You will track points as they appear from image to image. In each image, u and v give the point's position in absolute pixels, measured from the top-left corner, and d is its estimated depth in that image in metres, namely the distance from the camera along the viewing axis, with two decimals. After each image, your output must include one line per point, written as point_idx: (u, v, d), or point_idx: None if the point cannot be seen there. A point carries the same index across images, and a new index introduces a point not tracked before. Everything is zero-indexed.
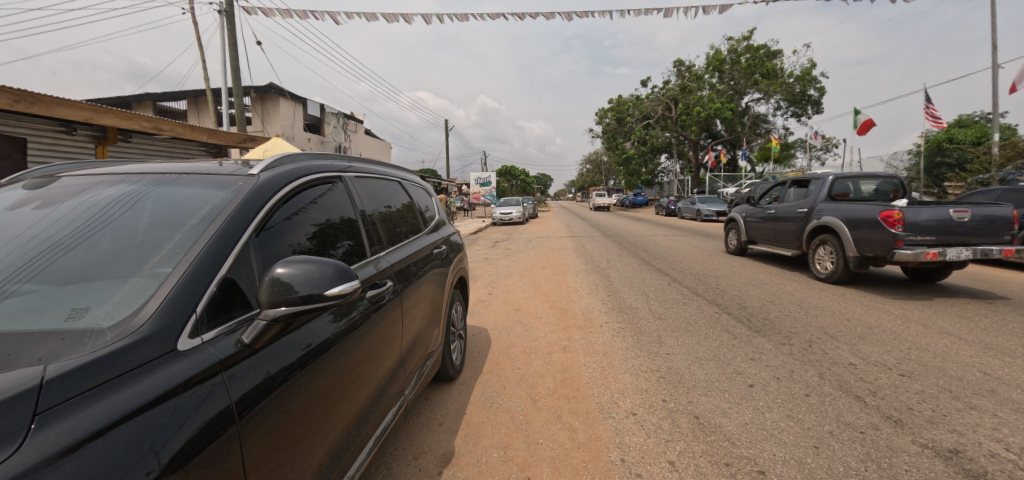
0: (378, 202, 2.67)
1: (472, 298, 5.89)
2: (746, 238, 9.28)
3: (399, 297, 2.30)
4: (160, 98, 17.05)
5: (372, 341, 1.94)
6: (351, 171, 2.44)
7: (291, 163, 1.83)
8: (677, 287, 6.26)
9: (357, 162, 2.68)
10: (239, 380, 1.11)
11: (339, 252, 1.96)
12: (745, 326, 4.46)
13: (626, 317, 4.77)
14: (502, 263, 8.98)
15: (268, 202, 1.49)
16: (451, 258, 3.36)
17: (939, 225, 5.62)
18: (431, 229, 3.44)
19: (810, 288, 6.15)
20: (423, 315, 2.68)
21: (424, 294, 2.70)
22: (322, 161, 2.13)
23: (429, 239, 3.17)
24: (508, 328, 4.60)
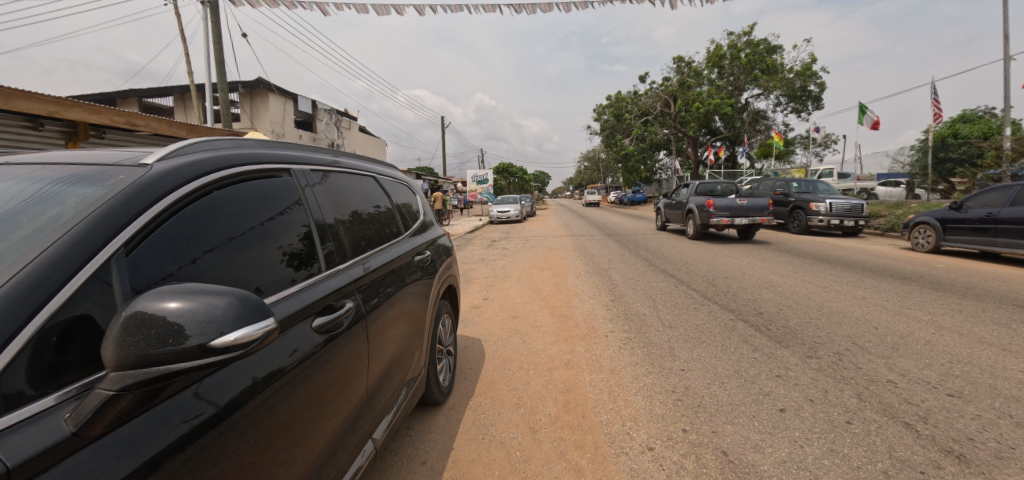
0: (364, 200, 2.39)
1: (466, 303, 5.47)
2: (665, 219, 14.44)
3: (379, 305, 1.99)
4: (146, 94, 16.49)
5: (352, 355, 1.69)
6: (333, 168, 2.21)
7: (267, 153, 1.69)
8: (685, 290, 5.86)
9: (341, 157, 2.45)
10: (218, 388, 1.01)
11: (326, 254, 1.77)
12: (765, 336, 4.06)
13: (634, 326, 4.37)
14: (499, 264, 8.55)
15: (168, 196, 1.11)
16: (439, 265, 2.96)
17: (731, 208, 11.16)
18: (420, 230, 3.09)
19: (826, 290, 5.77)
20: (409, 325, 2.35)
21: (405, 308, 2.31)
22: (299, 154, 1.94)
23: (417, 242, 2.83)
24: (505, 338, 4.18)
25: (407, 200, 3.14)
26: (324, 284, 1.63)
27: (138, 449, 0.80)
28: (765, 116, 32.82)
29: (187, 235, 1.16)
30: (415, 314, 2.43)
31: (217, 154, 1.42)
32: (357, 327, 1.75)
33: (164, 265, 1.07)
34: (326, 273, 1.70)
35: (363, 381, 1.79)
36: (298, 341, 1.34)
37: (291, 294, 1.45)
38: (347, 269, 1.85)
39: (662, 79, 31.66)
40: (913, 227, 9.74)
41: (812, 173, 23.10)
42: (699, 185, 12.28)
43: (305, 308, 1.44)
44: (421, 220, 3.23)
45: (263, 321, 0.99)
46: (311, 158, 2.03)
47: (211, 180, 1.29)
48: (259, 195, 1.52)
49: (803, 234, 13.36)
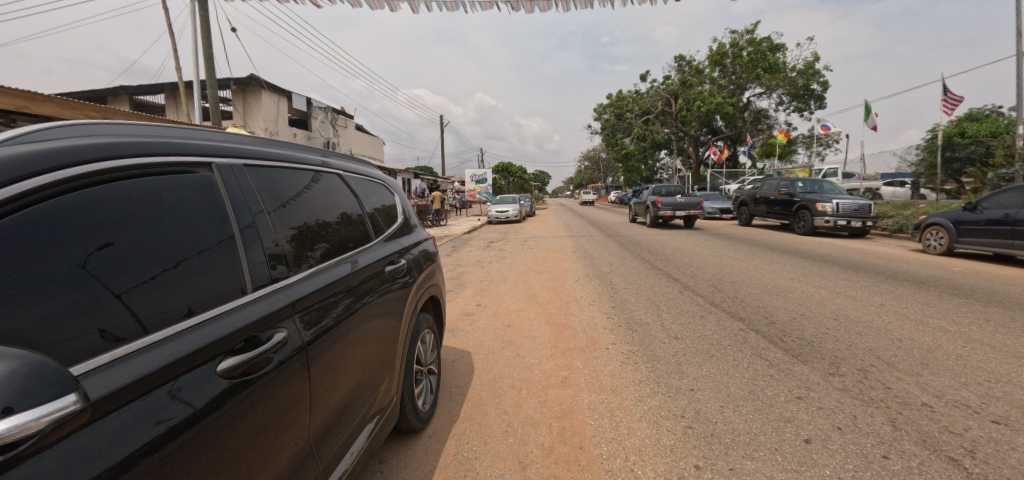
0: (343, 200, 2.30)
1: (457, 310, 5.14)
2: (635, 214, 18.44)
3: (361, 310, 1.88)
4: (136, 91, 16.13)
5: (320, 371, 1.51)
6: (318, 173, 2.19)
7: (245, 149, 1.67)
8: (690, 296, 5.52)
9: (326, 159, 2.41)
10: (194, 390, 1.00)
11: (317, 255, 1.81)
12: (780, 350, 3.72)
13: (636, 337, 4.03)
14: (495, 267, 8.18)
15: (48, 173, 0.92)
16: (416, 276, 2.60)
17: (674, 204, 15.41)
18: (399, 231, 2.89)
19: (840, 296, 5.42)
20: (378, 349, 2.01)
21: (385, 314, 2.13)
22: (278, 154, 1.90)
23: (394, 245, 2.60)
24: (497, 350, 3.85)
25: (388, 203, 2.96)
26: (291, 289, 1.51)
27: (120, 443, 0.81)
28: (767, 115, 32.49)
29: (157, 235, 1.14)
30: (388, 332, 2.12)
31: (165, 141, 1.31)
32: (325, 341, 1.57)
33: (134, 275, 1.04)
34: (286, 282, 1.52)
35: (329, 404, 1.57)
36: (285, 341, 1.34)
37: (263, 295, 1.38)
38: (329, 268, 1.82)
39: (662, 78, 31.28)
40: (925, 228, 9.35)
41: (817, 173, 22.68)
42: (656, 188, 16.28)
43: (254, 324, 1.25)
44: (397, 222, 2.91)
45: (57, 400, 0.71)
46: (291, 158, 2.00)
47: (77, 176, 0.98)
48: (242, 195, 1.48)
49: (809, 235, 12.99)
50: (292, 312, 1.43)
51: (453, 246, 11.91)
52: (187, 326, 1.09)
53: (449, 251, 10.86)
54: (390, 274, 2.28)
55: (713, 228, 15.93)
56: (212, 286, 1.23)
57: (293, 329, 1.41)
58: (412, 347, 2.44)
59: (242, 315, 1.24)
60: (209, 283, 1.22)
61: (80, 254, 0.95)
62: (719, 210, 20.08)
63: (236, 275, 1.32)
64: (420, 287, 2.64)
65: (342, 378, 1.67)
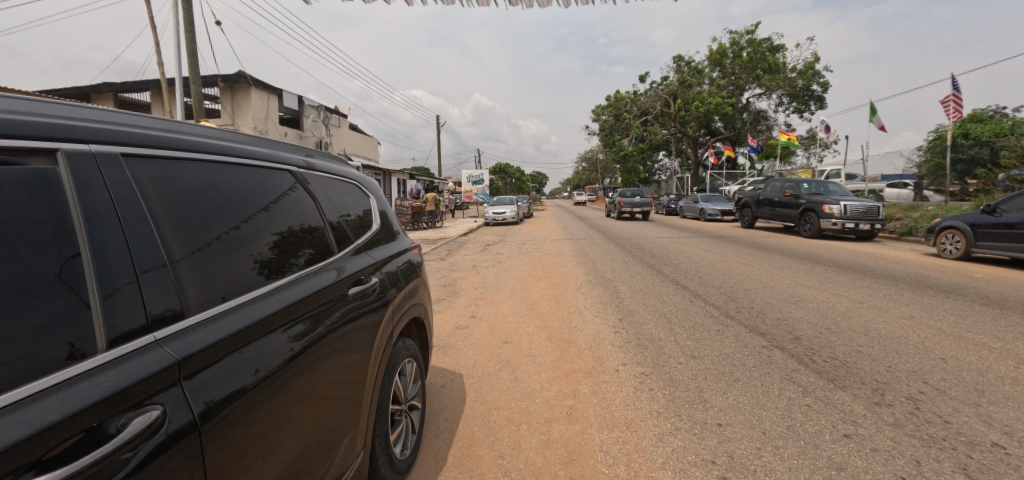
0: (321, 201, 1.97)
1: (450, 323, 4.70)
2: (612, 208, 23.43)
3: (327, 336, 1.54)
4: (120, 89, 15.54)
5: (276, 413, 1.19)
6: (306, 175, 1.95)
7: (226, 144, 1.48)
8: (703, 306, 5.08)
9: (311, 160, 2.14)
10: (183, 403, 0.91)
11: (301, 261, 1.65)
12: (814, 372, 3.29)
13: (648, 356, 3.60)
14: (491, 273, 7.70)
15: None
16: (393, 295, 2.16)
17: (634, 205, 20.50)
18: (382, 239, 2.51)
19: (865, 307, 5.00)
20: (345, 383, 1.63)
21: (368, 337, 1.83)
22: (260, 152, 1.67)
23: (375, 255, 2.24)
24: (494, 371, 3.42)
25: (370, 209, 2.56)
26: (249, 310, 1.24)
27: None
28: (767, 117, 32.20)
29: (117, 241, 0.92)
30: (357, 362, 1.73)
31: (129, 126, 1.14)
32: (285, 373, 1.26)
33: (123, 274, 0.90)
34: (241, 302, 1.24)
35: (283, 461, 1.21)
36: (232, 375, 1.06)
37: (213, 316, 1.11)
38: (300, 281, 1.55)
39: (662, 79, 30.97)
40: (939, 232, 8.98)
41: (819, 174, 22.36)
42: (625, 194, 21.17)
43: (200, 354, 0.99)
44: (373, 230, 2.41)
45: None
46: (272, 155, 1.75)
47: None
48: (201, 196, 1.25)
49: (815, 237, 12.59)
50: (181, 377, 0.93)
51: (448, 249, 11.44)
52: (108, 357, 0.83)
53: (444, 255, 10.32)
54: (353, 298, 1.79)
55: (715, 230, 15.53)
56: (154, 302, 0.95)
57: (252, 358, 1.15)
58: (387, 381, 2.00)
59: (185, 342, 0.98)
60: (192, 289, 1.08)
61: (54, 263, 0.82)
62: (720, 211, 19.73)
63: (195, 285, 1.10)
64: (405, 302, 2.29)
65: (300, 424, 1.30)
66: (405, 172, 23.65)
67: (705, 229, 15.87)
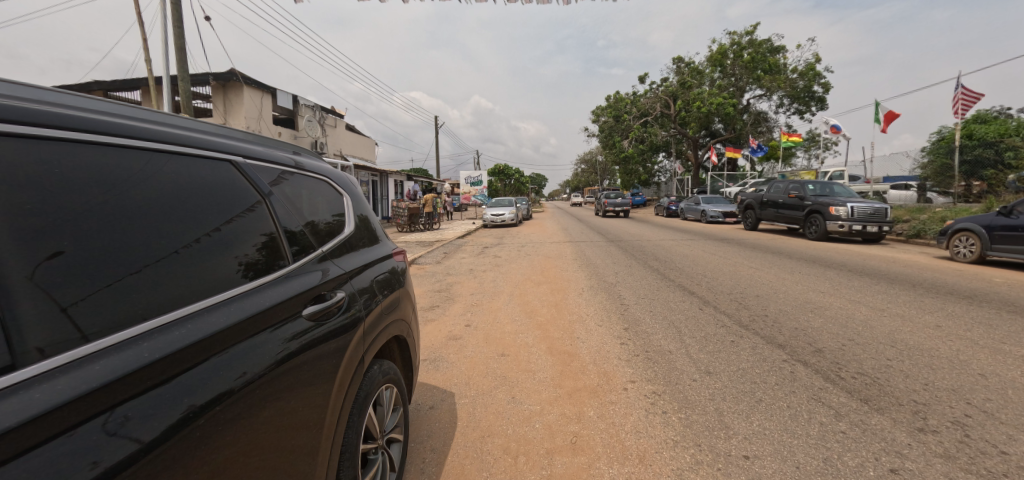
0: (282, 200, 1.70)
1: (443, 333, 4.37)
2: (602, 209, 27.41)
3: (311, 345, 1.43)
4: (110, 88, 15.16)
5: (248, 437, 1.10)
6: (268, 171, 1.71)
7: (210, 143, 1.48)
8: (713, 315, 4.76)
9: (275, 153, 1.89)
10: (147, 415, 0.89)
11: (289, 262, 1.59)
12: (843, 392, 2.96)
13: (659, 372, 3.27)
14: (489, 277, 7.38)
15: None
16: (376, 303, 1.95)
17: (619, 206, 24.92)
18: (360, 244, 2.20)
19: (886, 315, 4.68)
20: (306, 420, 1.34)
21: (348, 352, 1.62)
22: (205, 142, 1.45)
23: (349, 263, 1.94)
24: (489, 390, 3.09)
25: (349, 211, 2.27)
26: (214, 316, 1.18)
27: None
28: (768, 118, 31.75)
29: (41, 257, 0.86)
30: (315, 400, 1.39)
31: (49, 115, 1.04)
32: (234, 403, 1.09)
33: (85, 283, 0.92)
34: (180, 315, 1.10)
35: None
36: (162, 408, 0.92)
37: (134, 337, 0.97)
38: (255, 292, 1.35)
39: (662, 79, 30.74)
40: (952, 234, 8.67)
41: (822, 175, 22.08)
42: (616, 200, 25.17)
43: (107, 386, 0.84)
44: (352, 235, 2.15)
45: None
46: (221, 147, 1.52)
47: None
48: (143, 199, 1.14)
49: (821, 240, 12.28)
50: (112, 402, 0.85)
51: (444, 252, 11.07)
52: (53, 366, 0.80)
53: (440, 258, 9.98)
54: (310, 319, 1.48)
55: (718, 232, 15.20)
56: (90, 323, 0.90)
57: (210, 374, 1.06)
58: (358, 413, 1.66)
59: (96, 371, 0.85)
60: (168, 297, 1.09)
61: (30, 263, 0.84)
62: (722, 213, 19.44)
63: (134, 298, 1.01)
64: (383, 319, 1.97)
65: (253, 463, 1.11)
66: (403, 173, 23.31)
67: (708, 231, 15.52)
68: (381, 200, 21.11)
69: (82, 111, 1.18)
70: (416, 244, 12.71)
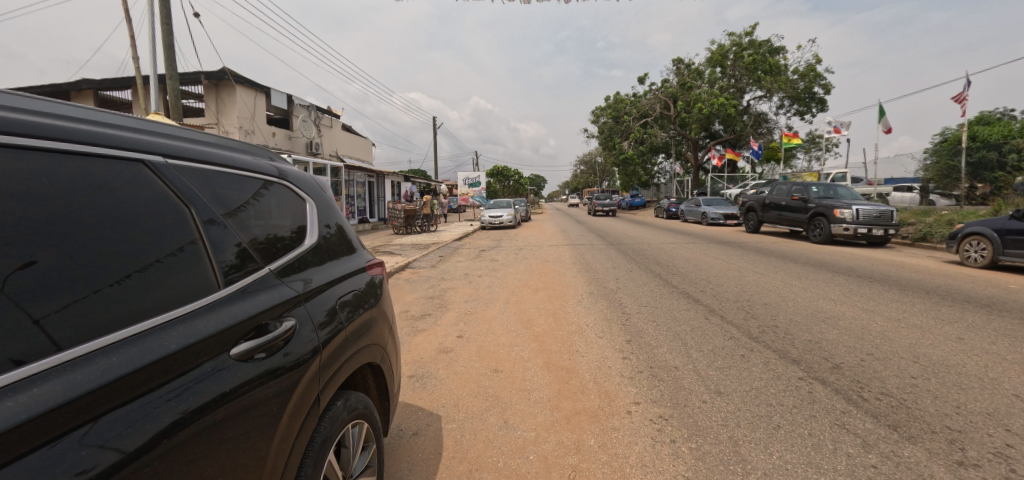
0: (221, 208, 1.36)
1: (433, 345, 4.09)
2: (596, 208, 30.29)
3: (293, 364, 1.31)
4: (100, 87, 14.82)
5: (221, 461, 1.02)
6: (204, 173, 1.36)
7: (192, 149, 1.38)
8: (720, 325, 4.48)
9: (217, 151, 1.54)
10: (126, 432, 0.82)
11: (269, 273, 1.45)
12: (869, 417, 2.69)
13: (665, 391, 3.01)
14: (485, 282, 7.12)
15: None
16: (359, 319, 1.79)
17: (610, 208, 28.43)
18: (319, 257, 1.81)
19: (903, 326, 4.41)
20: (274, 454, 1.19)
21: (322, 375, 1.45)
22: (115, 136, 1.12)
23: (308, 282, 1.60)
24: (478, 414, 2.80)
25: (317, 218, 1.94)
26: (200, 325, 1.10)
27: None
28: (768, 119, 31.51)
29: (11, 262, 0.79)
30: (263, 452, 1.14)
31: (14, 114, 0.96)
32: (214, 424, 1.01)
33: (59, 292, 0.85)
34: (157, 325, 1.01)
35: None
36: (143, 421, 0.86)
37: (107, 348, 0.89)
38: (236, 303, 1.24)
39: (662, 80, 30.49)
40: (962, 238, 8.43)
41: (823, 177, 21.87)
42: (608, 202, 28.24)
43: (82, 398, 0.78)
44: (336, 246, 2.01)
45: None
46: (146, 144, 1.20)
47: None
48: (129, 204, 1.06)
49: (825, 243, 12.05)
50: (91, 417, 0.79)
51: (440, 255, 10.81)
52: (27, 374, 0.74)
53: (435, 262, 9.70)
54: (239, 359, 1.14)
55: (719, 235, 14.96)
56: (69, 336, 0.83)
57: (191, 389, 0.99)
58: (328, 449, 1.44)
59: (60, 384, 0.77)
60: (153, 306, 1.02)
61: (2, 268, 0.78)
62: (723, 215, 19.22)
63: (115, 306, 0.95)
64: (351, 346, 1.68)
65: None
66: (400, 174, 23.01)
67: (710, 234, 15.28)
68: (378, 201, 20.82)
69: (13, 106, 1.01)
70: (412, 246, 12.43)
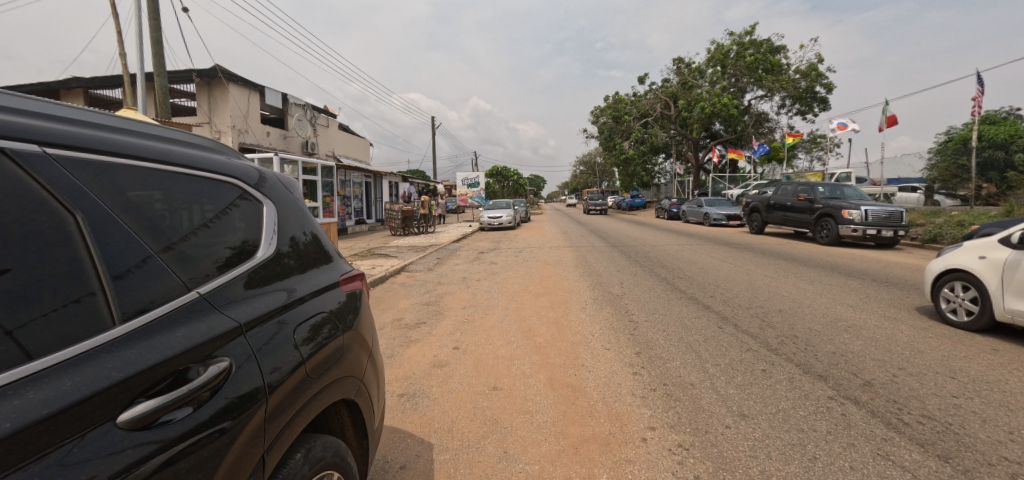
0: (129, 212, 1.00)
1: (427, 358, 3.80)
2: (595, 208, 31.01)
3: (274, 389, 1.11)
4: (90, 85, 14.50)
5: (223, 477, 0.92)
6: (105, 166, 1.01)
7: (161, 149, 1.23)
8: (735, 336, 4.17)
9: (166, 146, 1.29)
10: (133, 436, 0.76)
11: (245, 286, 1.24)
12: (914, 445, 2.39)
13: (683, 414, 2.71)
14: (483, 287, 6.82)
15: None
16: (341, 340, 1.53)
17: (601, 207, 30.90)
18: (299, 265, 1.58)
19: (931, 336, 4.12)
20: None
21: (291, 415, 1.19)
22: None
23: (260, 305, 1.23)
24: (474, 442, 2.48)
25: (283, 221, 1.59)
26: (190, 330, 0.97)
27: None
28: (769, 118, 31.16)
29: None
30: None
31: None
32: (221, 436, 0.92)
33: (32, 299, 0.76)
34: (149, 325, 0.91)
35: None
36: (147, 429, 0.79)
37: (100, 350, 0.80)
38: (216, 314, 1.07)
39: (661, 80, 30.21)
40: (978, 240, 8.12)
41: (828, 177, 21.53)
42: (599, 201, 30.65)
43: (80, 405, 0.71)
44: (317, 256, 1.74)
45: None
46: (60, 134, 0.95)
47: None
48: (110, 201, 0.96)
49: (833, 245, 11.76)
50: (91, 425, 0.72)
51: (437, 258, 10.51)
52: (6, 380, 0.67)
53: (432, 265, 9.37)
54: (135, 423, 0.78)
55: (723, 236, 14.66)
56: (52, 343, 0.75)
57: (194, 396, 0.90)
58: None
59: (48, 393, 0.69)
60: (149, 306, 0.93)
61: None
62: (725, 216, 18.91)
63: (118, 300, 0.88)
64: (317, 383, 1.33)
65: None
66: (397, 175, 22.65)
67: (713, 235, 14.99)
68: (375, 202, 20.49)
69: None
70: (409, 248, 12.09)
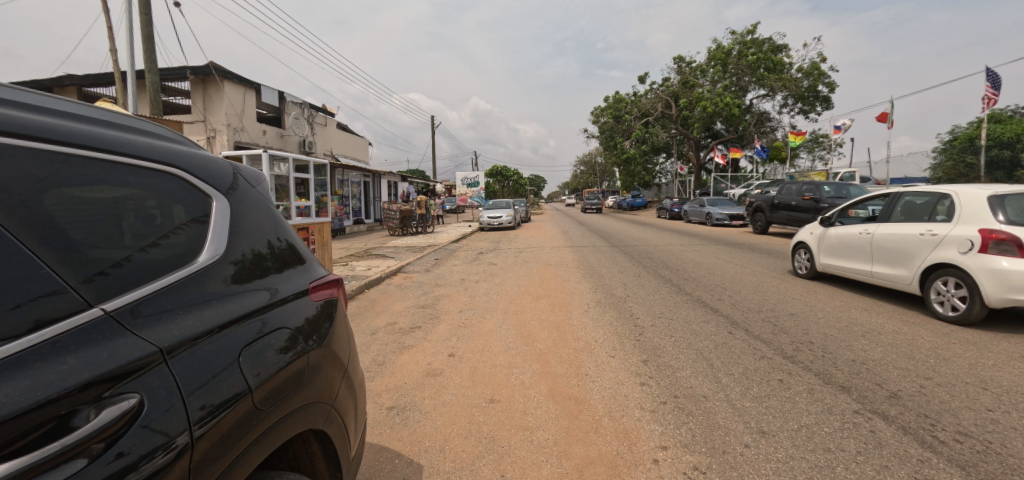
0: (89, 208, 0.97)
1: (420, 365, 3.58)
2: None
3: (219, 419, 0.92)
4: (84, 83, 14.31)
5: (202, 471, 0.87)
6: (70, 156, 0.98)
7: (132, 142, 1.18)
8: (747, 342, 3.94)
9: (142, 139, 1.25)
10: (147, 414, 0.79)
11: (214, 286, 1.14)
12: (955, 467, 2.16)
13: (697, 431, 2.47)
14: (481, 289, 6.59)
15: None
16: (309, 357, 1.30)
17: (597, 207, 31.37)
18: (272, 268, 1.42)
19: (955, 343, 3.88)
20: None
21: (228, 456, 0.94)
22: None
23: (193, 323, 1.00)
24: (468, 465, 2.24)
25: (245, 222, 1.38)
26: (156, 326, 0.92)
27: None
28: (771, 118, 30.84)
29: None
30: None
31: None
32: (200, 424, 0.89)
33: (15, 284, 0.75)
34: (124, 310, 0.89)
35: None
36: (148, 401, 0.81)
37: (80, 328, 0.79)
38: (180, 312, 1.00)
39: (662, 78, 29.92)
40: None
41: (832, 176, 21.21)
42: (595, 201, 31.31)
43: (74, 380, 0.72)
44: (291, 262, 1.53)
45: None
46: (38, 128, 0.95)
47: None
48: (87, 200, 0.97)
49: None
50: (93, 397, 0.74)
51: (435, 259, 10.26)
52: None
53: (429, 266, 9.13)
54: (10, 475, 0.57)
55: (727, 236, 14.36)
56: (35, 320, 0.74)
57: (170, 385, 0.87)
58: None
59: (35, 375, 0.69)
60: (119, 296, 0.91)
61: None
62: (728, 216, 18.61)
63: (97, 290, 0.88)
64: (271, 415, 1.09)
65: None
66: (396, 175, 22.39)
67: (717, 235, 14.70)
68: (374, 201, 20.22)
69: None
70: (406, 249, 11.83)
